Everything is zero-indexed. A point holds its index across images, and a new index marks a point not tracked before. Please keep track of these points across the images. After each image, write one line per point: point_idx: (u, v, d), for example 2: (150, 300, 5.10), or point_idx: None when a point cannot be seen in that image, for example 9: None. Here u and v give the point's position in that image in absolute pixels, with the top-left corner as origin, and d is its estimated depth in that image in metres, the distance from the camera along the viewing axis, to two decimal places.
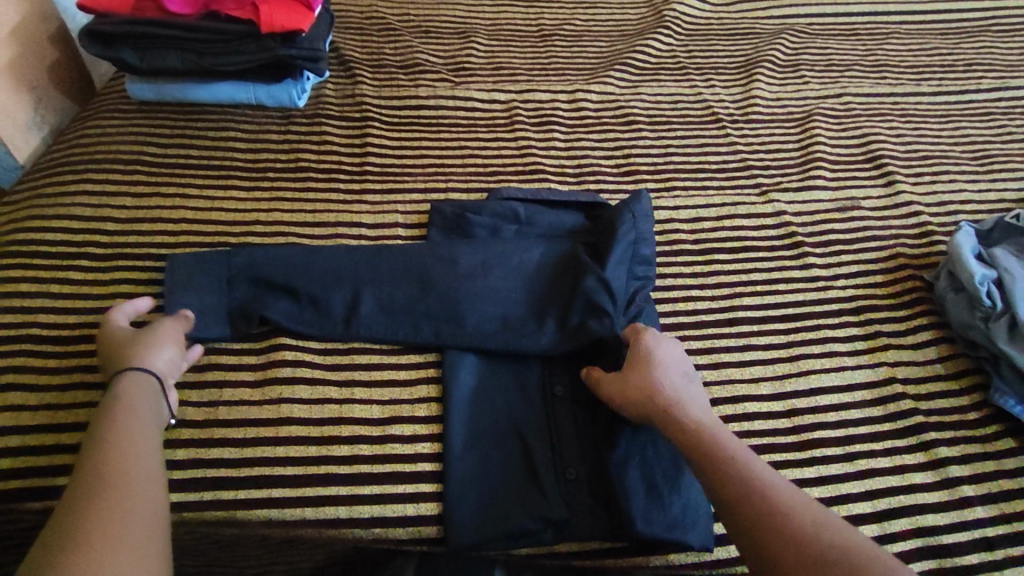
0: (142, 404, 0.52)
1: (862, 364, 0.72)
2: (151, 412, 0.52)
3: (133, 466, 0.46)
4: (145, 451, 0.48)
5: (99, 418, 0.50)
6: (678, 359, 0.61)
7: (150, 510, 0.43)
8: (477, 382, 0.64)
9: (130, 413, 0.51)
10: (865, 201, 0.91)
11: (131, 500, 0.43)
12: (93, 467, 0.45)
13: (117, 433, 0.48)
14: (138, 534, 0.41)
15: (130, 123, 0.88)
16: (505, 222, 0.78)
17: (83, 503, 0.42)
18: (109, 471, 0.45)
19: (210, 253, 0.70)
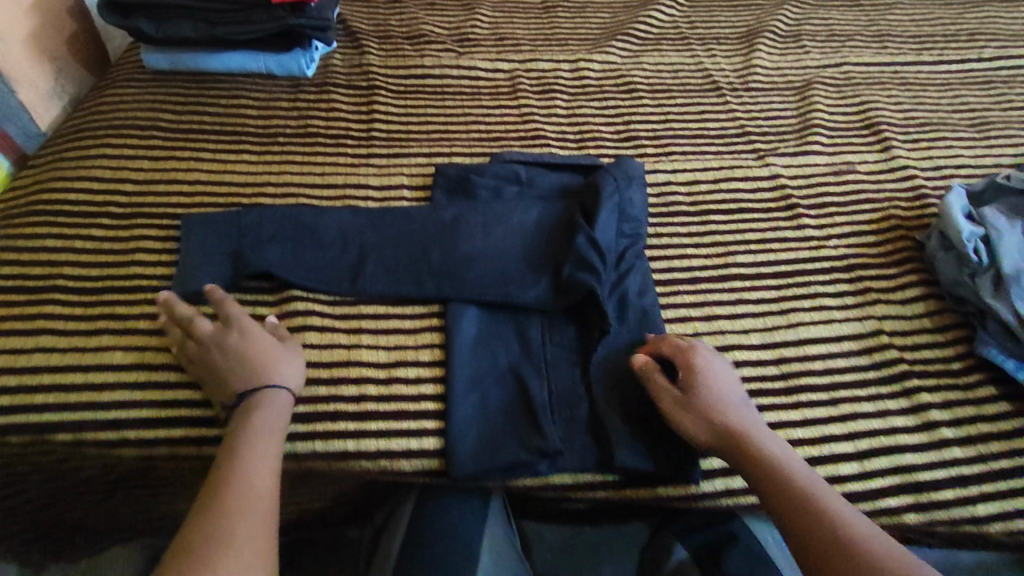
0: (269, 424, 0.55)
1: (851, 318, 0.74)
2: (279, 433, 0.55)
3: (249, 490, 0.49)
4: (265, 471, 0.51)
5: (231, 434, 0.54)
6: (729, 377, 0.61)
7: (256, 534, 0.47)
8: (479, 331, 0.67)
9: (257, 432, 0.54)
10: (861, 165, 0.93)
11: (241, 523, 0.47)
12: (216, 489, 0.49)
13: (244, 452, 0.52)
14: (245, 561, 0.45)
15: (147, 92, 0.92)
16: (506, 183, 0.81)
17: (203, 523, 0.46)
18: (228, 493, 0.49)
19: (227, 213, 0.74)
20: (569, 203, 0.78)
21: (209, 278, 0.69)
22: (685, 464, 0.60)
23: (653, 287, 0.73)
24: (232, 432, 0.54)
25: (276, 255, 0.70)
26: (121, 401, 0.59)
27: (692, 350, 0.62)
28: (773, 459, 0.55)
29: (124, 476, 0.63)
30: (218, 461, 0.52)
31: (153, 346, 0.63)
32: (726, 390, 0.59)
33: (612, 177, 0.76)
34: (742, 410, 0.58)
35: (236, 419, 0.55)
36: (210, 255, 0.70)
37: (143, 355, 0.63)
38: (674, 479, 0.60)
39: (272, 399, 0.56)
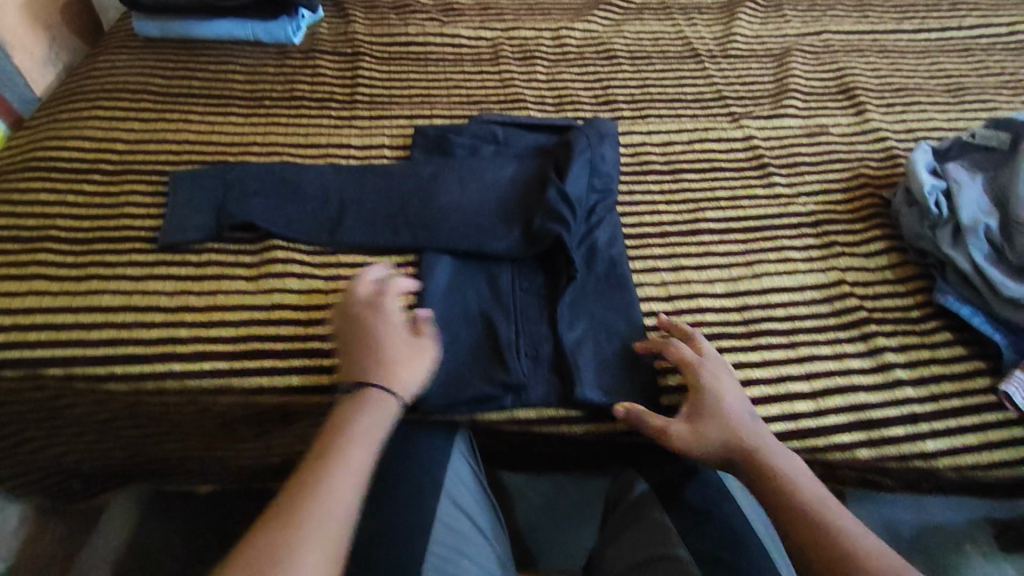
0: (363, 423, 0.53)
1: (815, 269, 0.76)
2: (376, 439, 0.53)
3: (328, 496, 0.48)
4: (347, 478, 0.49)
5: (332, 430, 0.53)
6: (740, 393, 0.61)
7: (315, 547, 0.45)
8: (451, 278, 0.70)
9: (354, 436, 0.52)
10: (834, 128, 0.95)
11: (307, 531, 0.45)
12: (296, 483, 0.49)
13: (335, 453, 0.50)
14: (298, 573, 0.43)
15: (138, 58, 0.94)
16: (484, 143, 0.84)
17: (275, 521, 0.46)
18: (306, 496, 0.47)
19: (212, 170, 0.77)
20: (544, 160, 0.80)
21: (192, 228, 0.71)
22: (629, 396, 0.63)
23: (622, 239, 0.75)
24: (332, 429, 0.53)
25: (257, 206, 0.72)
26: (111, 339, 0.63)
27: (698, 368, 0.61)
28: (782, 476, 0.54)
29: (113, 415, 0.66)
30: (315, 451, 0.52)
31: (141, 291, 0.66)
32: (734, 408, 0.59)
33: (585, 136, 0.79)
34: (754, 430, 0.58)
35: (335, 416, 0.54)
36: (194, 207, 0.73)
37: (131, 298, 0.66)
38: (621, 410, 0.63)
39: (378, 397, 0.55)
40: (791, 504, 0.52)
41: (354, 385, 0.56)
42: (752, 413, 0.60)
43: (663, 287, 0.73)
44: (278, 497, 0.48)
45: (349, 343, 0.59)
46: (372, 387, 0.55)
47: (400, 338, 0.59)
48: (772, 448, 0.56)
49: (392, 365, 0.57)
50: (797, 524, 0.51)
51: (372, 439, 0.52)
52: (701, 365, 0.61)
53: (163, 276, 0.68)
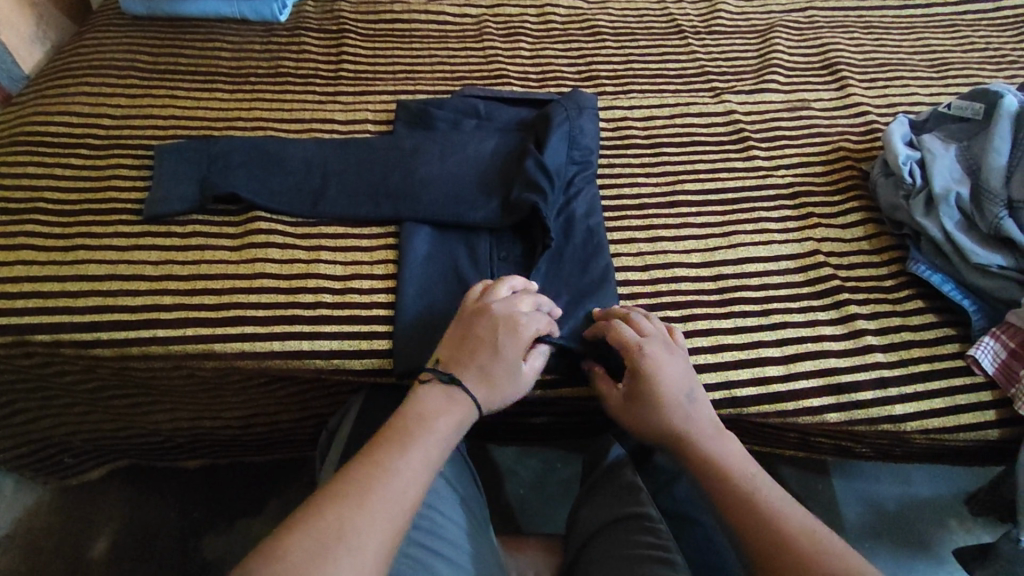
0: (442, 422, 0.53)
1: (791, 240, 0.78)
2: (449, 438, 0.53)
3: (396, 481, 0.48)
4: (417, 468, 0.50)
5: (410, 417, 0.53)
6: (682, 371, 0.59)
7: (379, 531, 0.45)
8: (430, 248, 0.71)
9: (431, 429, 0.52)
10: (816, 102, 0.96)
11: (375, 511, 0.46)
12: (368, 460, 0.49)
13: (409, 439, 0.51)
14: (360, 551, 0.43)
15: (123, 35, 0.95)
16: (466, 116, 0.85)
17: (344, 495, 0.46)
18: (378, 476, 0.48)
19: (196, 144, 0.78)
20: (524, 133, 0.81)
21: (176, 201, 0.72)
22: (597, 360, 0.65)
23: (600, 209, 0.77)
24: (412, 416, 0.53)
25: (240, 179, 0.74)
26: (97, 307, 0.64)
27: (637, 351, 0.58)
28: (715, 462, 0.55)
29: (100, 383, 0.68)
30: (386, 431, 0.52)
31: (126, 260, 0.67)
32: (673, 392, 0.57)
33: (563, 109, 0.80)
34: (689, 412, 0.57)
35: (416, 404, 0.54)
36: (178, 181, 0.74)
37: (116, 268, 0.67)
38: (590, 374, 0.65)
39: (464, 413, 0.54)
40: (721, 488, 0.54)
41: (450, 378, 0.55)
42: (693, 393, 0.58)
43: (639, 257, 0.75)
44: (346, 469, 0.49)
45: (471, 338, 0.57)
46: (463, 396, 0.55)
47: (515, 367, 0.57)
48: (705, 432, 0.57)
49: (492, 387, 0.56)
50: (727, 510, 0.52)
51: (446, 438, 0.53)
52: (639, 345, 0.59)
53: (147, 246, 0.69)
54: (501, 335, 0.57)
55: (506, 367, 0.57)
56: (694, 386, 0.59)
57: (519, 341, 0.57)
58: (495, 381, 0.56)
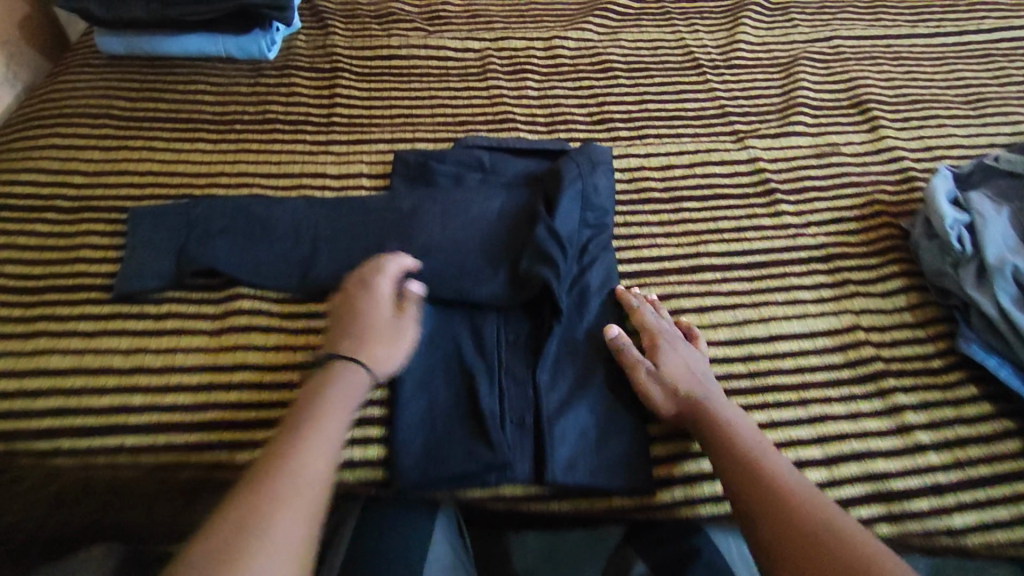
0: (342, 398, 0.52)
1: (826, 312, 0.71)
2: (347, 411, 0.51)
3: (300, 470, 0.45)
4: (320, 448, 0.47)
5: (298, 407, 0.51)
6: (700, 359, 0.62)
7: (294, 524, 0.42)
8: (432, 328, 0.65)
9: (323, 407, 0.50)
10: (846, 146, 0.89)
11: (281, 506, 0.43)
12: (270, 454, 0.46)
13: (305, 425, 0.49)
14: (278, 548, 0.41)
15: (98, 77, 0.88)
16: (470, 171, 0.78)
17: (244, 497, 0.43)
18: (279, 467, 0.45)
19: (172, 206, 0.71)
20: (533, 189, 0.74)
21: (152, 276, 0.65)
22: (614, 473, 0.58)
23: (616, 280, 0.70)
24: (299, 406, 0.51)
25: (221, 249, 0.67)
26: (57, 408, 0.57)
27: (657, 335, 0.63)
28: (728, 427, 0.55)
29: None
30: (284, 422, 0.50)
31: (92, 350, 0.61)
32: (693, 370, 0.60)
33: (575, 164, 0.73)
34: (706, 386, 0.59)
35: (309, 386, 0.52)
36: (153, 253, 0.67)
37: (81, 358, 0.60)
38: (606, 489, 0.57)
39: (354, 376, 0.53)
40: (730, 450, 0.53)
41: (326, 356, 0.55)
42: (709, 376, 0.61)
43: None
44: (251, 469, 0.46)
45: (336, 315, 0.58)
46: (342, 364, 0.54)
47: (387, 317, 0.58)
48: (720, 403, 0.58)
49: (372, 340, 0.56)
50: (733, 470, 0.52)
51: (341, 406, 0.51)
52: (660, 330, 0.63)
53: (116, 331, 0.63)
54: (353, 297, 0.59)
55: (379, 318, 0.58)
56: (709, 372, 0.62)
57: (375, 292, 0.59)
58: (374, 335, 0.56)
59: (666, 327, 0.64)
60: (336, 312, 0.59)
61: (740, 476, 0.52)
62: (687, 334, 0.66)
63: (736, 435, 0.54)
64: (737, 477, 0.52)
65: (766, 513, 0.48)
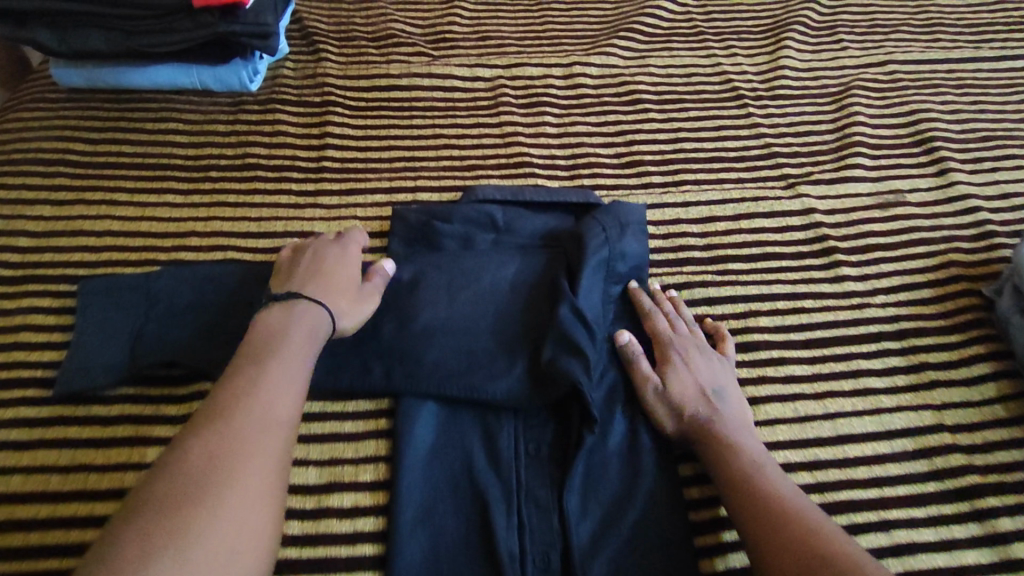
0: (298, 338, 0.48)
1: (905, 406, 0.61)
2: (305, 350, 0.48)
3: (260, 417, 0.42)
4: (280, 391, 0.44)
5: (251, 348, 0.46)
6: (716, 370, 0.58)
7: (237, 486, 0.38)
8: (437, 435, 0.55)
9: (276, 356, 0.46)
10: (911, 194, 0.77)
11: (242, 457, 0.39)
12: (220, 401, 0.42)
13: (262, 365, 0.45)
14: (241, 502, 0.37)
15: (52, 115, 0.76)
16: (480, 229, 0.66)
17: (196, 449, 0.39)
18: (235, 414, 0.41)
19: (119, 283, 0.59)
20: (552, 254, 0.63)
21: (100, 371, 0.55)
22: None
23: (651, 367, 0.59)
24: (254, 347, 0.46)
25: (183, 336, 0.56)
26: None
27: (668, 344, 0.58)
28: (731, 443, 0.52)
29: None
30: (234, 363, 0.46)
31: (29, 468, 0.52)
32: (702, 383, 0.56)
33: (600, 227, 0.61)
34: (715, 401, 0.55)
35: (262, 329, 0.48)
36: (103, 339, 0.56)
37: (9, 481, 0.51)
38: None
39: (315, 321, 0.50)
40: (729, 468, 0.50)
41: (288, 296, 0.51)
42: (720, 390, 0.56)
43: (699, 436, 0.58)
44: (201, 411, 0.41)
45: (293, 267, 0.55)
46: (306, 306, 0.50)
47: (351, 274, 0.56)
48: (729, 421, 0.54)
49: (335, 293, 0.53)
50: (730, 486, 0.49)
51: (299, 352, 0.47)
52: (671, 338, 0.59)
53: (56, 442, 0.53)
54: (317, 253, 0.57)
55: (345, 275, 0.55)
56: (726, 385, 0.57)
57: (340, 250, 0.57)
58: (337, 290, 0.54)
59: (680, 333, 0.60)
60: (295, 266, 0.55)
61: (736, 490, 0.49)
62: (716, 337, 0.63)
63: (738, 452, 0.51)
64: (730, 489, 0.49)
65: (760, 526, 0.45)
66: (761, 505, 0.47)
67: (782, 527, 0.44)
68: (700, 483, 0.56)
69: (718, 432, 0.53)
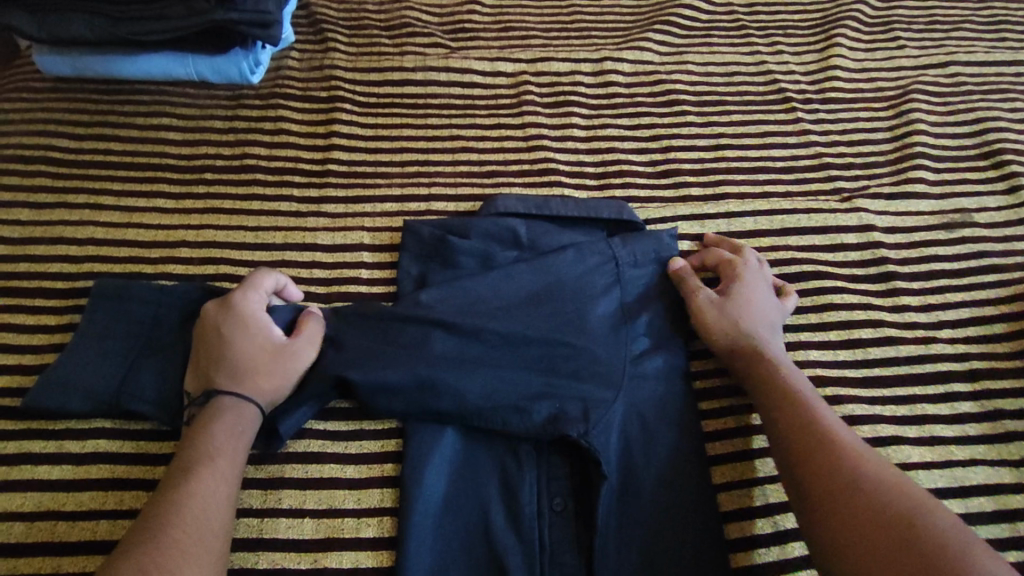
0: (240, 413, 0.46)
1: (976, 460, 0.54)
2: (249, 421, 0.46)
3: (210, 484, 0.42)
4: (230, 456, 0.44)
5: (195, 423, 0.46)
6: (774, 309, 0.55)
7: (198, 568, 0.38)
8: (449, 484, 0.48)
9: (220, 429, 0.45)
10: (978, 213, 0.69)
11: (191, 530, 0.39)
12: (180, 469, 0.43)
13: (208, 431, 0.45)
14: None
15: (36, 107, 0.70)
16: (500, 245, 0.59)
17: (154, 523, 0.39)
18: (187, 485, 0.41)
19: (93, 299, 0.53)
20: (573, 263, 0.55)
21: (59, 407, 0.49)
22: None
23: (684, 406, 0.51)
24: (200, 423, 0.45)
25: (143, 378, 0.49)
26: None
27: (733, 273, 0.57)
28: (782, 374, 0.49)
29: None
30: (185, 434, 0.46)
31: None
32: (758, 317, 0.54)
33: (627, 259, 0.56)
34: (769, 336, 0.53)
35: (198, 422, 0.45)
36: (65, 370, 0.50)
37: None
38: None
39: (237, 414, 0.46)
40: (781, 397, 0.47)
41: (206, 400, 0.46)
42: (774, 323, 0.54)
43: (741, 492, 0.51)
44: (160, 487, 0.42)
45: (209, 350, 0.48)
46: (225, 407, 0.46)
47: (272, 335, 0.49)
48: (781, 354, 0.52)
49: (248, 374, 0.47)
50: (781, 415, 0.47)
51: (237, 433, 0.45)
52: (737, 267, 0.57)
53: (21, 483, 0.47)
54: (214, 319, 0.49)
55: (267, 333, 0.49)
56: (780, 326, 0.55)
57: (244, 319, 0.49)
58: (253, 358, 0.48)
59: (748, 264, 0.58)
60: (210, 347, 0.48)
61: (787, 422, 0.46)
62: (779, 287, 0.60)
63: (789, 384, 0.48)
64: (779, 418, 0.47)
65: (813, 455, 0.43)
66: (836, 467, 0.41)
67: (858, 507, 0.39)
68: (746, 549, 0.48)
69: (780, 391, 0.48)
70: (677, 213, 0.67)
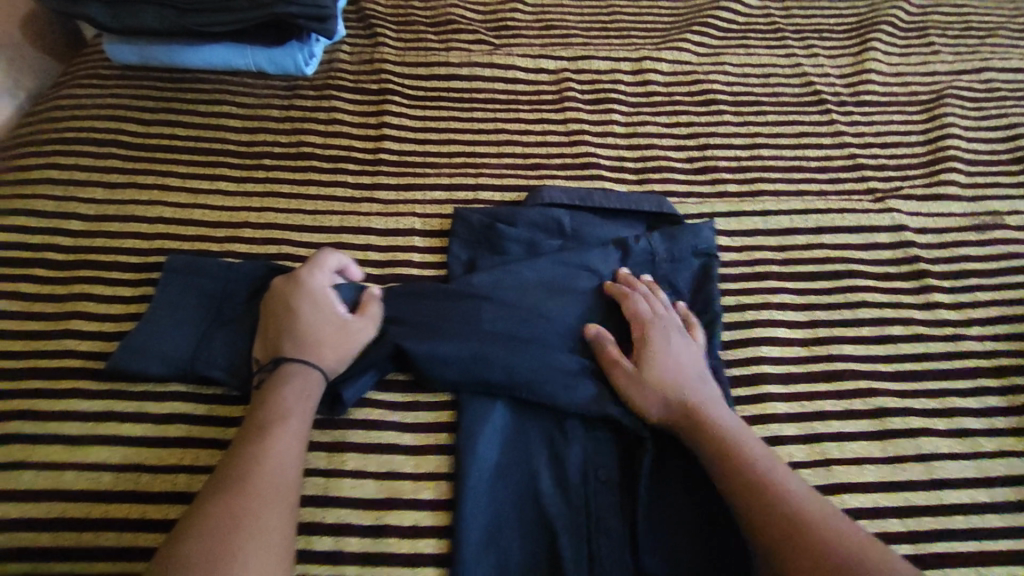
0: (306, 379, 0.49)
1: (1003, 452, 0.56)
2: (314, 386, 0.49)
3: (281, 442, 0.45)
4: (298, 417, 0.47)
5: (265, 387, 0.49)
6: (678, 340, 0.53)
7: (275, 515, 0.41)
8: (500, 454, 0.51)
9: (290, 392, 0.48)
10: (1010, 216, 0.71)
11: (266, 482, 0.43)
12: (253, 427, 0.46)
13: (278, 394, 0.48)
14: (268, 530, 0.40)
15: (104, 92, 0.74)
16: (546, 234, 0.62)
17: (233, 475, 0.43)
18: (261, 441, 0.45)
19: (167, 273, 0.57)
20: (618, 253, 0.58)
21: (140, 371, 0.53)
22: None
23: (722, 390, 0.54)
24: (269, 387, 0.49)
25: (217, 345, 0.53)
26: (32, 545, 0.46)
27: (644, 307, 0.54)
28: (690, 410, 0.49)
29: None
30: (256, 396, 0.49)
31: (83, 464, 0.50)
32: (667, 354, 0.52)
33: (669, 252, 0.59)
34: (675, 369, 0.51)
35: (268, 385, 0.49)
36: (144, 338, 0.54)
37: (61, 477, 0.49)
38: None
39: (303, 379, 0.49)
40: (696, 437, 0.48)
41: (274, 365, 0.50)
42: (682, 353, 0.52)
43: None
44: (235, 443, 0.45)
45: (277, 320, 0.52)
46: (292, 372, 0.49)
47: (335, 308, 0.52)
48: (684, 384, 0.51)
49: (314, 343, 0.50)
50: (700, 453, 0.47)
51: (304, 396, 0.48)
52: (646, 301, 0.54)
53: (106, 438, 0.51)
54: (283, 292, 0.52)
55: (330, 306, 0.52)
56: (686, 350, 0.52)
57: (309, 293, 0.52)
58: (319, 329, 0.51)
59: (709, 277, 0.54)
60: (278, 317, 0.52)
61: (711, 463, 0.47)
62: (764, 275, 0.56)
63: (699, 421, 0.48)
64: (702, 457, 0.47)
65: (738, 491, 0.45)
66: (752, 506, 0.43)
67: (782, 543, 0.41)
68: None
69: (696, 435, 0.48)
70: (714, 208, 0.70)
